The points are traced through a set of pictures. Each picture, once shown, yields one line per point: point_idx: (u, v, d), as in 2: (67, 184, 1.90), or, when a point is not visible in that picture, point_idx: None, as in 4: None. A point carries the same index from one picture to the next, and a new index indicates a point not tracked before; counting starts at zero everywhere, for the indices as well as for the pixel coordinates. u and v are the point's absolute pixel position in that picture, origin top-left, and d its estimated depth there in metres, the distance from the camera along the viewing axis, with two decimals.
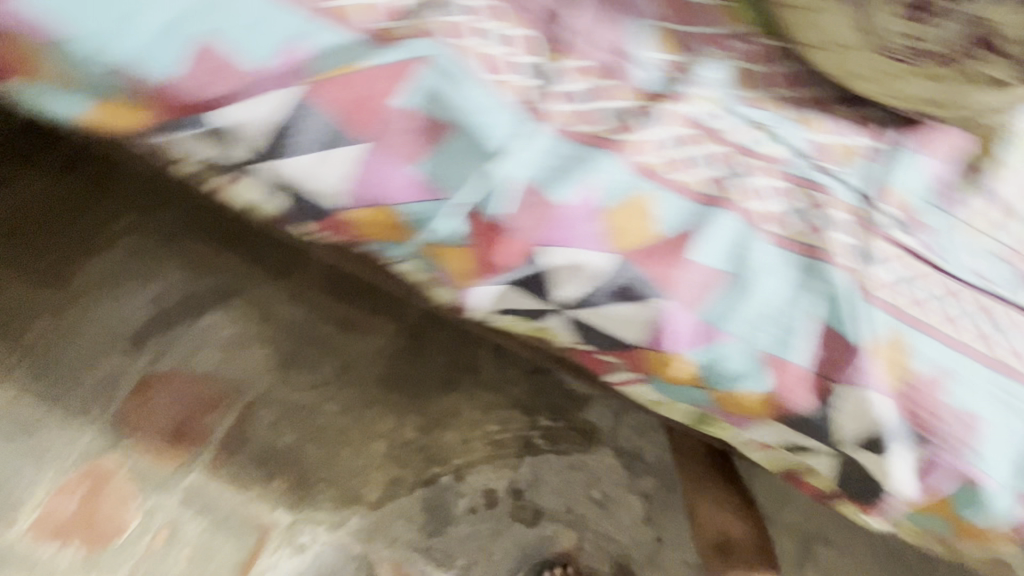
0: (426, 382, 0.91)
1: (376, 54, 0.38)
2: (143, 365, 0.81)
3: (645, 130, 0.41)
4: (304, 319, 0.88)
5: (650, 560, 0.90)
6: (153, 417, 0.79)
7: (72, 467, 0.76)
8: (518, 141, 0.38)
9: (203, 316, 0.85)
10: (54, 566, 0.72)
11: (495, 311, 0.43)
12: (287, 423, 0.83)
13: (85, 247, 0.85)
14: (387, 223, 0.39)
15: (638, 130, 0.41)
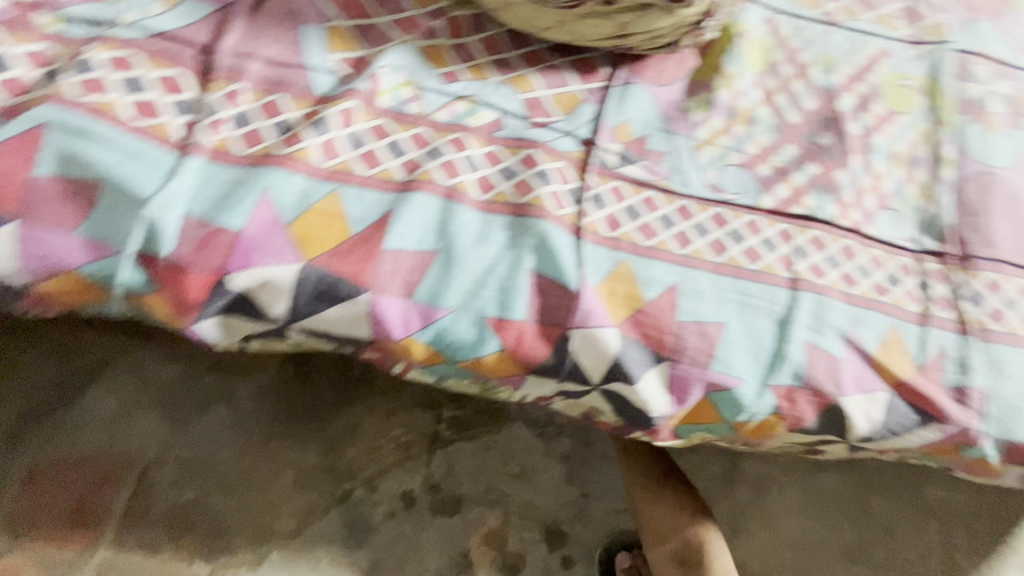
0: (323, 404, 0.84)
1: (8, 130, 0.37)
2: (25, 459, 0.77)
3: (321, 133, 0.42)
4: (176, 371, 0.83)
5: (579, 516, 0.81)
6: (42, 511, 0.75)
7: None
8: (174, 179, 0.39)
9: (73, 398, 0.80)
10: None
11: (241, 342, 0.44)
12: (186, 479, 0.79)
13: None
14: (82, 288, 0.39)
15: (306, 138, 0.42)
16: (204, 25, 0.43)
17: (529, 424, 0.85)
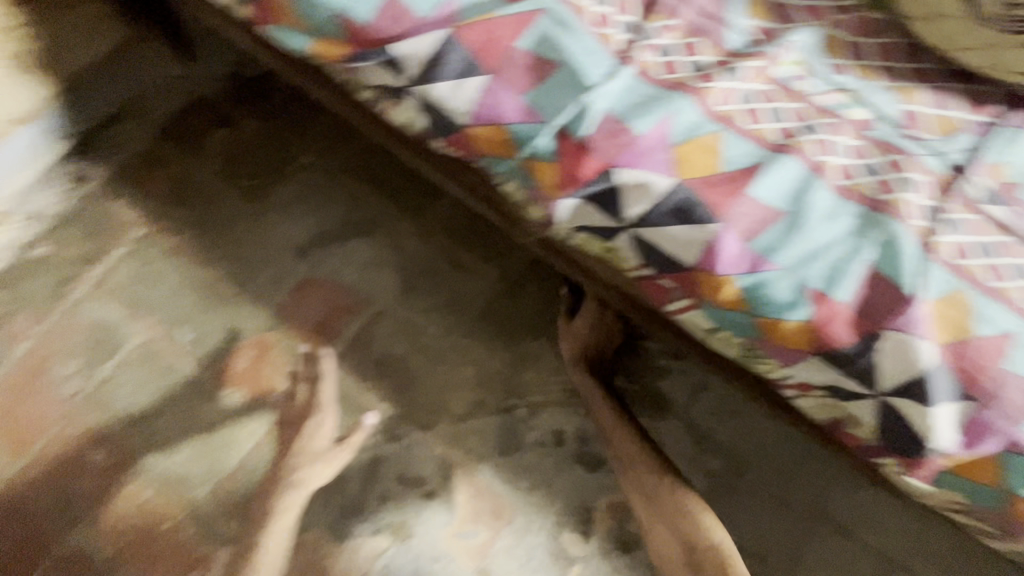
0: (519, 326, 1.02)
1: (511, 6, 0.47)
2: (305, 270, 1.03)
3: (726, 79, 0.48)
4: (426, 254, 1.04)
5: None
6: (307, 311, 1.01)
7: (250, 336, 0.99)
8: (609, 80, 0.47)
9: (350, 241, 1.05)
10: (226, 405, 0.95)
11: (573, 227, 0.52)
12: (401, 335, 1.01)
13: (276, 171, 1.08)
14: (502, 140, 0.49)
15: (716, 80, 0.47)
16: None
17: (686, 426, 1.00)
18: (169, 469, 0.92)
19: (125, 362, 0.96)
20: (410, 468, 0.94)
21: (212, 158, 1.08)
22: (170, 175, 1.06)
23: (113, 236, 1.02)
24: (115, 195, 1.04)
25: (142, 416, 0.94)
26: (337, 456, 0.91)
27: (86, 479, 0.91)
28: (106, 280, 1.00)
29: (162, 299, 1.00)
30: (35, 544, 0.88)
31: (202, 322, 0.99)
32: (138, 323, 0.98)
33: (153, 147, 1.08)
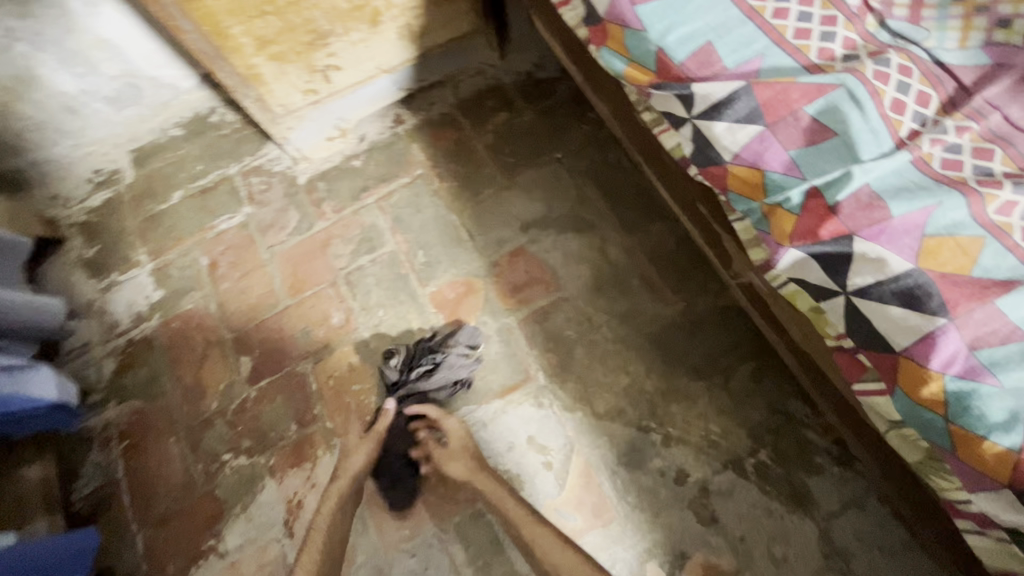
0: (683, 361, 1.07)
1: (812, 76, 0.54)
2: (522, 242, 1.21)
3: (1013, 192, 0.47)
4: (626, 265, 1.15)
5: None
6: (510, 275, 1.19)
7: (462, 276, 1.20)
8: (881, 159, 0.51)
9: (566, 232, 1.20)
10: (426, 321, 1.18)
11: (787, 276, 0.57)
12: (576, 324, 1.12)
13: (531, 158, 1.28)
14: (755, 183, 0.56)
15: (1002, 189, 0.48)
16: (975, 72, 0.55)
17: (821, 535, 0.93)
18: (371, 349, 1.18)
19: (375, 260, 1.26)
20: (539, 436, 1.06)
21: (489, 133, 1.33)
22: (456, 137, 1.34)
23: (403, 168, 1.34)
24: (417, 141, 1.36)
25: (370, 303, 1.22)
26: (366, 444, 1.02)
27: (323, 331, 1.21)
28: (387, 198, 1.31)
29: (415, 225, 1.27)
30: (276, 359, 1.21)
31: (434, 252, 1.24)
32: (394, 236, 1.27)
33: (453, 112, 1.37)
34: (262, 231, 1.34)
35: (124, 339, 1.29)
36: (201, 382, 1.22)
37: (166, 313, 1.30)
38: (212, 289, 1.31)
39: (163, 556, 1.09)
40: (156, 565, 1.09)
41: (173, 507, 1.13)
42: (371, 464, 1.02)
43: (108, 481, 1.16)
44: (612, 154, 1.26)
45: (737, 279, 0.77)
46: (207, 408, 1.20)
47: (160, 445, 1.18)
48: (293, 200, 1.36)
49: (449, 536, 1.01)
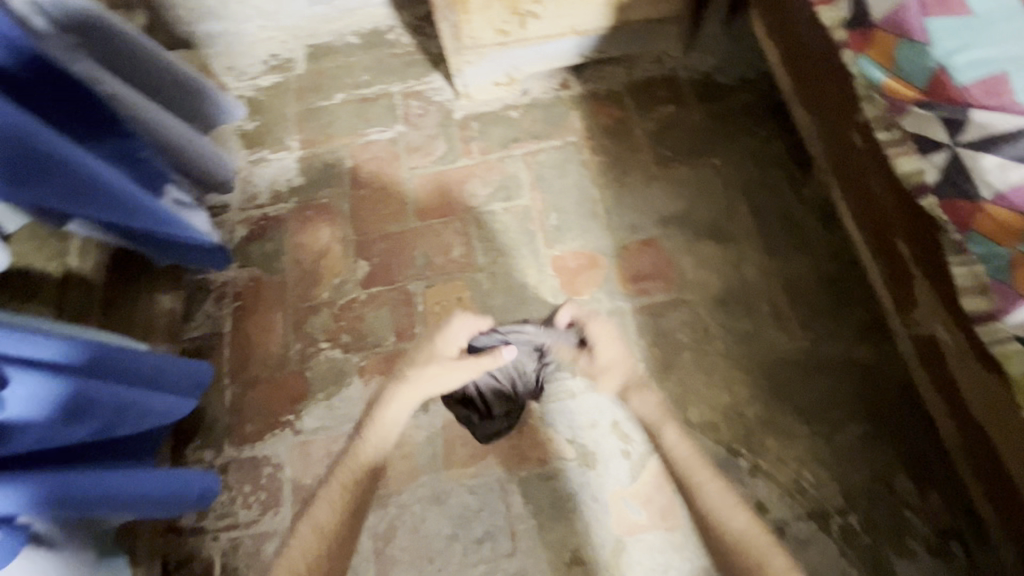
0: (793, 399, 1.02)
1: None
2: (657, 235, 1.20)
3: None
4: (757, 287, 1.12)
5: None
6: (636, 262, 1.18)
7: (588, 249, 1.20)
8: None
9: (704, 238, 1.18)
10: (542, 281, 1.19)
11: (1015, 330, 0.54)
12: (690, 329, 1.10)
13: (689, 157, 1.27)
14: (1014, 229, 0.53)
15: None
16: None
17: None
18: (481, 290, 1.20)
19: (508, 210, 1.28)
20: (624, 423, 1.05)
21: (652, 122, 1.32)
22: (617, 116, 1.34)
23: (557, 131, 1.34)
24: (578, 109, 1.36)
25: (492, 248, 1.24)
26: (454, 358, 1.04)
27: (442, 261, 1.25)
28: (535, 155, 1.33)
29: (555, 188, 1.28)
30: (390, 273, 1.25)
31: (567, 219, 1.24)
32: (531, 193, 1.29)
33: (621, 92, 1.36)
34: (408, 151, 1.39)
35: (258, 211, 1.36)
36: (317, 271, 1.28)
37: (302, 200, 1.37)
38: (349, 191, 1.36)
39: (244, 414, 1.16)
40: (236, 421, 1.15)
41: (263, 374, 1.19)
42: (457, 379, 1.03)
43: (214, 333, 1.23)
44: (773, 175, 1.22)
45: (916, 328, 0.75)
46: (317, 296, 1.25)
47: (266, 316, 1.25)
48: (445, 131, 1.39)
49: (512, 488, 1.02)
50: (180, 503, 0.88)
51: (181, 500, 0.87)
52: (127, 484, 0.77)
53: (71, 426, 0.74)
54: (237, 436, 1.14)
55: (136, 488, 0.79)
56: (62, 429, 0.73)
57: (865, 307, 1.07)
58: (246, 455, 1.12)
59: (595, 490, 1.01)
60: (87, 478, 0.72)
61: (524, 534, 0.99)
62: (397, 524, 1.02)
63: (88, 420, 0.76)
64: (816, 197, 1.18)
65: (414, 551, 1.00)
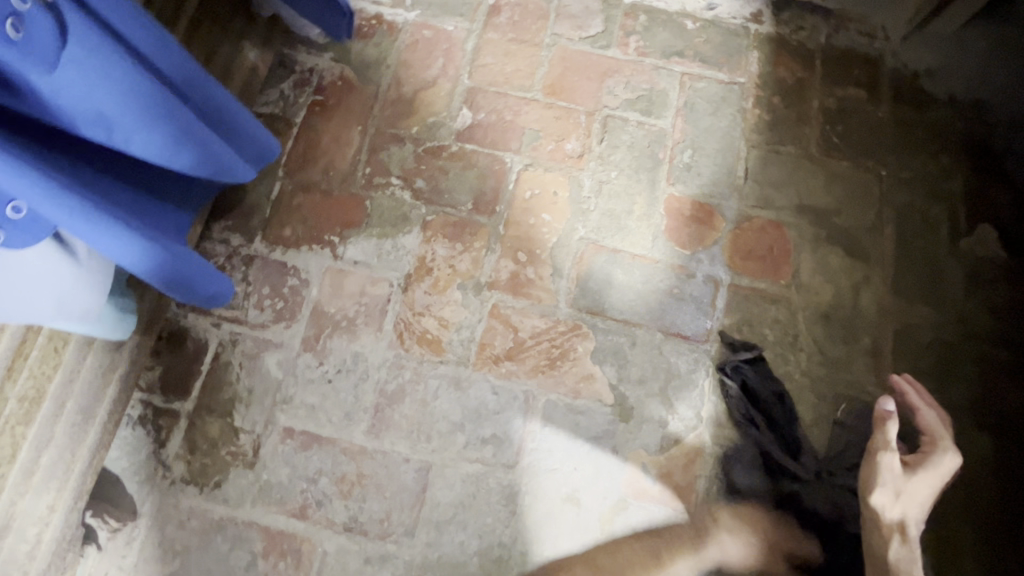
0: (852, 443, 0.94)
1: None
2: (787, 220, 1.06)
3: None
4: (867, 319, 1.00)
5: None
6: (752, 239, 1.04)
7: (710, 204, 1.06)
8: None
9: (834, 246, 1.04)
10: (649, 216, 1.05)
11: None
12: (779, 329, 1.00)
13: (856, 155, 1.10)
14: None
15: None
16: None
17: None
18: (580, 198, 1.06)
19: (643, 126, 1.11)
20: (674, 392, 0.96)
21: (832, 100, 1.13)
22: (799, 76, 1.15)
23: (729, 64, 1.15)
24: (761, 50, 1.16)
25: (607, 158, 1.08)
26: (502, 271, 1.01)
27: (551, 148, 1.09)
28: (696, 80, 1.14)
29: (702, 125, 1.11)
30: (490, 136, 1.09)
31: (703, 162, 1.08)
32: (673, 117, 1.11)
33: (815, 53, 1.17)
34: (560, 14, 1.18)
35: (372, 10, 1.17)
36: (414, 100, 1.12)
37: (425, 18, 1.17)
38: (479, 29, 1.17)
39: (287, 216, 1.04)
40: (277, 218, 1.03)
41: (319, 183, 1.06)
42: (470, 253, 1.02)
43: (283, 119, 1.09)
44: (935, 212, 1.07)
45: None
46: (404, 128, 1.10)
47: (343, 125, 1.10)
48: (608, 11, 1.19)
49: (536, 405, 0.95)
50: (188, 293, 0.76)
51: (195, 284, 0.75)
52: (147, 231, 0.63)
53: (106, 128, 0.58)
54: (271, 235, 1.02)
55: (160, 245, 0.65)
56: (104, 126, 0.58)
57: (968, 388, 0.97)
58: (274, 257, 1.01)
59: (617, 443, 0.93)
60: (99, 225, 0.57)
61: (529, 454, 0.93)
62: (407, 390, 0.95)
63: (142, 134, 0.62)
64: (971, 255, 1.04)
65: (414, 423, 0.94)
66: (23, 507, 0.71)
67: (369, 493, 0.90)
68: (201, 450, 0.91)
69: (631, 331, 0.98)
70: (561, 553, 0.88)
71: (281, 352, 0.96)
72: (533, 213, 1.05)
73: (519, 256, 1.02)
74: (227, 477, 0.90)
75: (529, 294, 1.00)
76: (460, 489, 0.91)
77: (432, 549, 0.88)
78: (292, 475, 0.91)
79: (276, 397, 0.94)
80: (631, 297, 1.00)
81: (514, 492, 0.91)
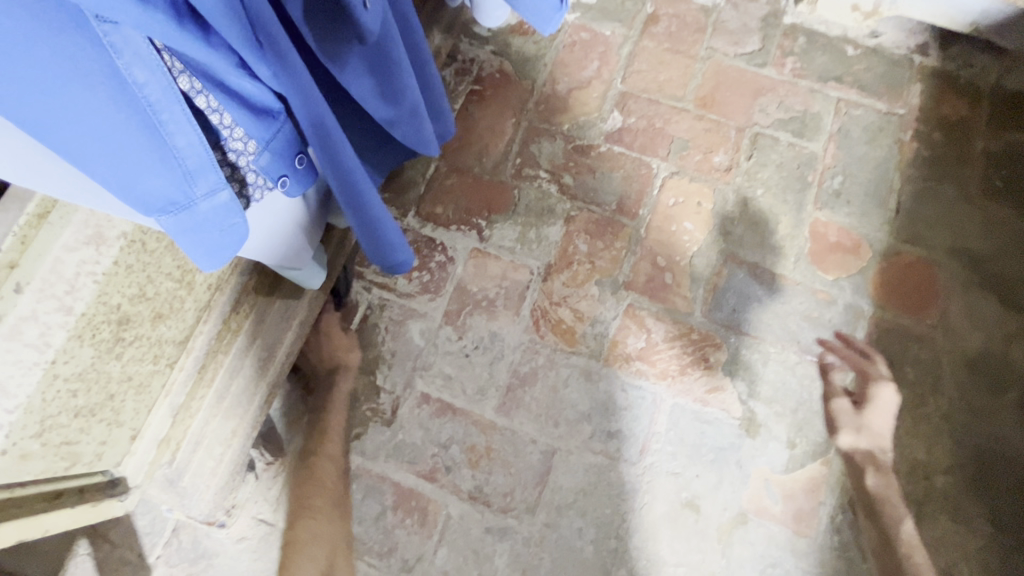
0: (990, 496, 0.91)
1: None
2: (938, 260, 1.03)
3: None
4: (1018, 373, 0.97)
5: None
6: (899, 274, 1.02)
7: (857, 234, 1.05)
8: None
9: (987, 292, 1.01)
10: (792, 237, 1.05)
11: None
12: (921, 369, 0.97)
13: (1020, 202, 1.06)
14: None
15: None
16: None
17: None
18: (724, 212, 1.07)
19: (794, 148, 1.10)
20: (803, 416, 0.95)
21: (997, 143, 1.10)
22: (963, 115, 1.12)
23: (889, 95, 1.13)
24: (925, 83, 1.14)
25: (755, 175, 1.09)
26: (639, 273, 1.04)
27: (698, 159, 1.10)
28: (852, 108, 1.12)
29: (855, 153, 1.10)
30: (639, 141, 1.12)
31: (854, 191, 1.07)
32: (825, 142, 1.10)
33: (982, 93, 1.13)
34: (717, 29, 1.19)
35: None
36: (567, 99, 1.15)
37: (585, 20, 1.21)
38: (636, 37, 1.19)
39: (439, 195, 1.10)
40: (430, 196, 1.09)
41: (471, 167, 1.11)
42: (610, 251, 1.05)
43: None
44: None
45: None
46: (556, 125, 1.14)
47: (498, 116, 1.15)
48: (767, 30, 1.19)
49: (663, 408, 0.96)
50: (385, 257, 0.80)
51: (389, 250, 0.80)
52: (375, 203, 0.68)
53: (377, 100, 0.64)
54: (423, 210, 1.08)
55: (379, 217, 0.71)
56: (373, 103, 0.64)
57: None
58: (424, 233, 1.07)
59: (742, 457, 0.94)
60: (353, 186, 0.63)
61: (652, 454, 0.94)
62: (538, 374, 0.99)
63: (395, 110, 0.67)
64: None
65: (543, 406, 0.97)
66: (213, 428, 0.80)
67: (495, 467, 0.94)
68: (345, 403, 0.98)
69: (764, 349, 0.98)
70: (641, 530, 0.91)
71: (424, 321, 1.02)
72: (675, 220, 1.06)
73: (659, 261, 1.04)
74: (366, 431, 0.97)
75: (664, 299, 1.02)
76: (581, 477, 0.94)
77: (550, 530, 0.91)
78: (425, 438, 0.96)
79: (416, 363, 1.00)
80: (767, 315, 1.00)
81: (633, 487, 0.93)
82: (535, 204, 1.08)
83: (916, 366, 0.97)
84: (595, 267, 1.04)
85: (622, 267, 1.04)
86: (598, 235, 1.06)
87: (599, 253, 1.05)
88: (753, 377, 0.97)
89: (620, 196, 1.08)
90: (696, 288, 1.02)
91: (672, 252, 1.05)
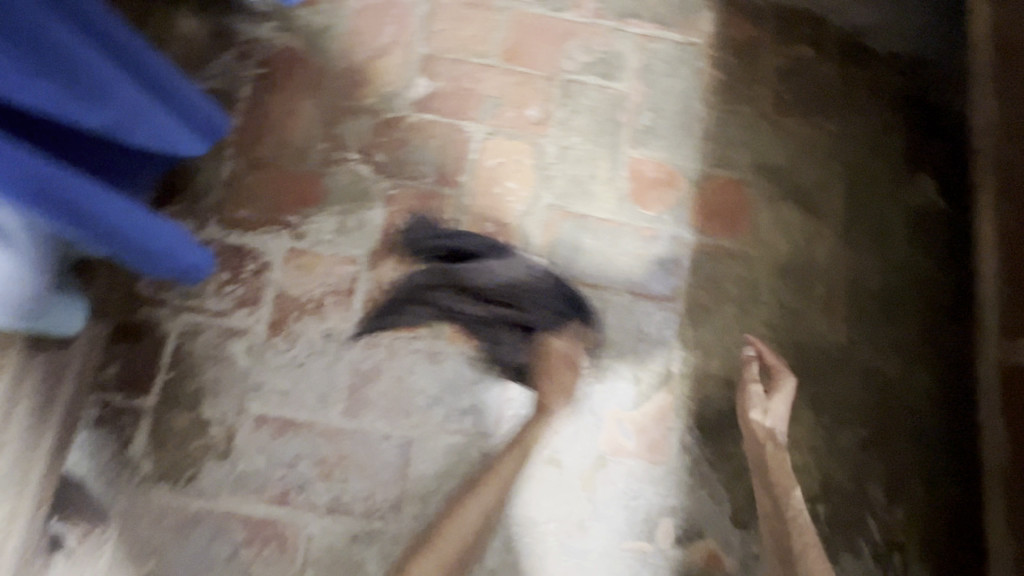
0: (812, 386, 1.00)
1: None
2: (744, 178, 1.09)
3: None
4: (822, 271, 1.05)
5: None
6: (712, 198, 1.07)
7: (671, 166, 1.08)
8: None
9: (788, 200, 1.08)
10: (613, 180, 1.06)
11: None
12: (742, 285, 1.03)
13: (807, 112, 1.13)
14: None
15: None
16: None
17: None
18: (545, 166, 1.05)
19: (603, 90, 1.10)
20: (645, 353, 0.99)
21: (782, 59, 1.16)
22: (751, 36, 1.17)
23: (683, 25, 1.16)
24: (714, 9, 1.17)
25: (570, 123, 1.08)
26: (470, 243, 1.00)
27: (512, 115, 1.07)
28: (652, 41, 1.14)
29: (660, 87, 1.11)
30: (451, 106, 1.07)
31: (664, 125, 1.10)
32: (631, 80, 1.11)
33: (764, 13, 1.18)
34: None
35: None
36: (367, 70, 1.07)
37: None
38: None
39: (242, 197, 0.99)
40: (230, 200, 0.99)
41: (273, 161, 1.01)
42: (437, 226, 1.00)
43: (228, 94, 1.03)
44: (882, 166, 1.12)
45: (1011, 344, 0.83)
46: (359, 100, 1.05)
47: (294, 99, 1.04)
48: None
49: (513, 374, 0.96)
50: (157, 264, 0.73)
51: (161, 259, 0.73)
52: (110, 207, 0.62)
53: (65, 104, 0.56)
54: (225, 217, 0.98)
55: (126, 224, 0.64)
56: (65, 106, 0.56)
57: (915, 330, 1.04)
58: (231, 242, 0.97)
59: (594, 404, 0.96)
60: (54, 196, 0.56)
61: (510, 422, 0.94)
62: (382, 368, 0.94)
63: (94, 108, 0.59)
64: (913, 204, 1.10)
65: (391, 400, 0.93)
66: None
67: (350, 473, 0.90)
68: (169, 446, 0.88)
69: (599, 295, 1.00)
70: (509, 498, 0.91)
71: (247, 339, 0.93)
72: (498, 181, 1.04)
73: (488, 227, 1.01)
74: (201, 471, 0.88)
75: (499, 265, 1.00)
76: (443, 461, 0.91)
77: (419, 521, 0.89)
78: (269, 462, 0.89)
79: (246, 385, 0.92)
80: (599, 261, 1.02)
81: (495, 459, 0.92)
82: (350, 190, 1.01)
83: (737, 283, 1.04)
84: (426, 246, 0.99)
85: (452, 240, 1.00)
86: (422, 211, 1.01)
87: (427, 228, 1.00)
88: (593, 325, 0.98)
89: (440, 167, 1.03)
90: (529, 248, 1.01)
91: (500, 215, 1.02)
